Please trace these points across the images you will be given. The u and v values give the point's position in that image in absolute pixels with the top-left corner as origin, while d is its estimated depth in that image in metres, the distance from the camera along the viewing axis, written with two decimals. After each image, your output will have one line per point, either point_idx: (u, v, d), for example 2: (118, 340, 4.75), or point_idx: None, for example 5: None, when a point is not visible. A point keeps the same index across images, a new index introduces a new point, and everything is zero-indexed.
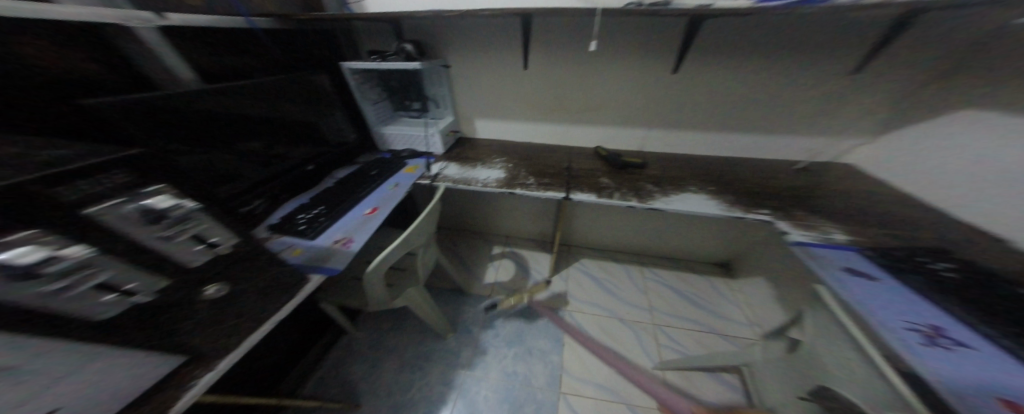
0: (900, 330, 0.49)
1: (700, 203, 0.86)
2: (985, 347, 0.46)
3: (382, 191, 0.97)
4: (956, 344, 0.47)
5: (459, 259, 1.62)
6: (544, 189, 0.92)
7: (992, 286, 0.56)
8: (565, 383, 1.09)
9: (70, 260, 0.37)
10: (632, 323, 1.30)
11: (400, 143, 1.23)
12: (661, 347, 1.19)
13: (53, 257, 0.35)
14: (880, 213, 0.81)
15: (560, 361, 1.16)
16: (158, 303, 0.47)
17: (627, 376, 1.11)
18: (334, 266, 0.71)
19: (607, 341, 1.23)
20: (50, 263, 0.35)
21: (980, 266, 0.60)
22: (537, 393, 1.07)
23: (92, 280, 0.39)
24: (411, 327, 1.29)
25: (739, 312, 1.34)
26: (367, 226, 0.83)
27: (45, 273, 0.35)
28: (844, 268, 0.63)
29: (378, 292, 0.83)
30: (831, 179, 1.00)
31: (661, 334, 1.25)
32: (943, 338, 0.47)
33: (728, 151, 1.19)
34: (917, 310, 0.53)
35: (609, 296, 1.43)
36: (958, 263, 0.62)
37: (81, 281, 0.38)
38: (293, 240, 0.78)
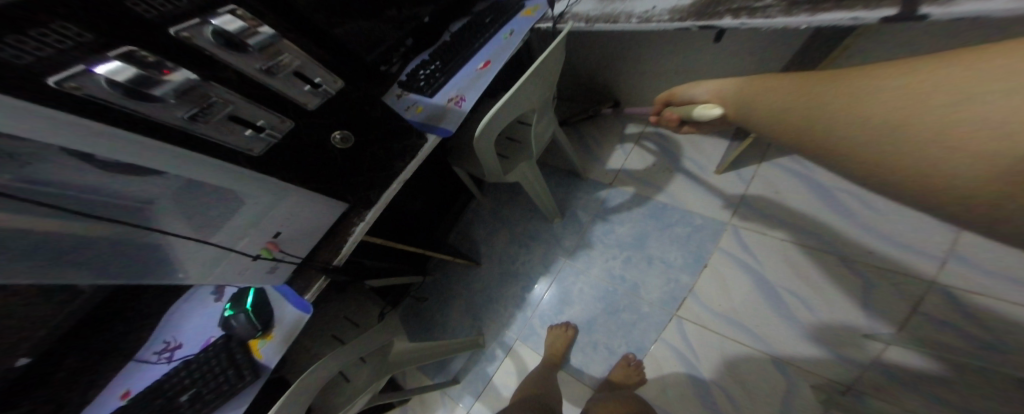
0: None
1: None
2: None
3: (497, 41, 0.75)
4: None
5: (576, 133, 1.28)
6: (806, 14, 0.38)
7: None
8: (687, 307, 0.84)
9: (174, 82, 0.27)
10: (862, 267, 0.73)
11: None
12: (920, 319, 0.65)
13: (158, 78, 0.26)
14: None
15: (692, 285, 0.86)
16: (291, 144, 0.41)
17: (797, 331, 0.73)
18: (448, 129, 0.62)
19: (787, 283, 0.78)
20: (154, 83, 0.25)
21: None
22: (642, 305, 0.88)
23: (223, 110, 0.32)
24: (521, 204, 1.22)
25: None
26: (480, 81, 0.68)
27: (165, 97, 0.27)
28: None
29: (492, 165, 0.70)
30: None
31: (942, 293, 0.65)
32: None
33: None
34: None
35: (836, 221, 0.79)
36: None
37: (207, 109, 0.30)
38: (416, 96, 0.71)
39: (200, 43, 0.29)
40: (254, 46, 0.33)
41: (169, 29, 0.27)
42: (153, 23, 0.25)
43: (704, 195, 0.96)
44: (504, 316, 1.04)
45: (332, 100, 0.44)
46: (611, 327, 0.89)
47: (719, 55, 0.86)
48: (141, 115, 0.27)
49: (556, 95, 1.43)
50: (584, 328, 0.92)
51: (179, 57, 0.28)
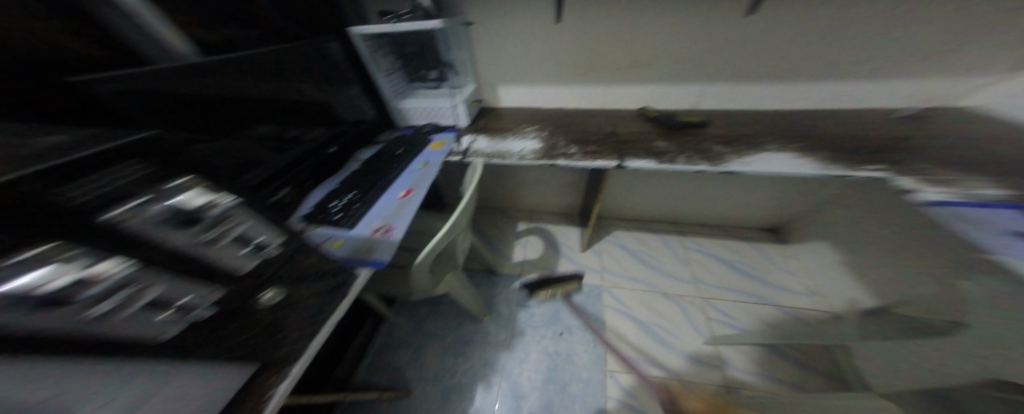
0: None
1: (787, 164, 0.72)
2: None
3: (413, 171, 0.88)
4: None
5: (485, 237, 1.60)
6: (591, 159, 0.81)
7: None
8: (610, 360, 1.07)
9: (79, 277, 0.25)
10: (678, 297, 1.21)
11: (423, 117, 1.13)
12: (711, 323, 1.11)
13: (78, 280, 0.25)
14: (1009, 160, 0.64)
15: (605, 341, 1.12)
16: (217, 317, 0.40)
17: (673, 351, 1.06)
18: (381, 258, 0.60)
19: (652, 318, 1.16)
20: (47, 283, 0.23)
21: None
22: (580, 372, 1.05)
23: (143, 297, 0.31)
24: (448, 312, 1.28)
25: (797, 281, 1.21)
26: (404, 210, 0.74)
27: (56, 298, 0.24)
28: (1009, 233, 0.49)
29: (422, 283, 0.76)
30: (948, 127, 0.80)
31: (709, 307, 1.16)
32: None
33: (803, 103, 0.98)
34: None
35: (652, 270, 1.34)
36: None
37: (131, 299, 0.30)
38: (332, 231, 0.68)
39: (139, 222, 0.30)
40: (206, 218, 0.37)
41: (105, 216, 0.27)
42: (76, 210, 0.25)
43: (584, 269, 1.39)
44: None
45: (269, 261, 0.47)
46: (566, 406, 0.98)
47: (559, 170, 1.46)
48: (45, 331, 0.25)
49: None
50: None
51: (109, 241, 0.28)
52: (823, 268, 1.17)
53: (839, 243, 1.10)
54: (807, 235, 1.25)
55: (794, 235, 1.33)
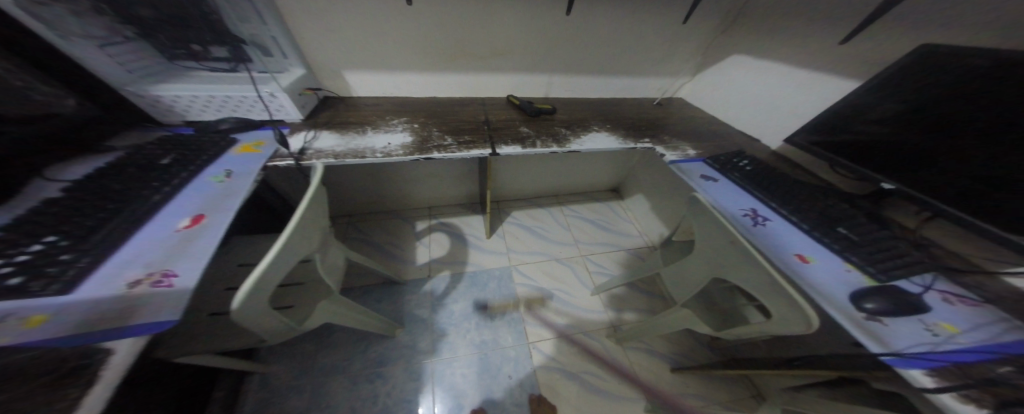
0: (742, 219, 0.72)
1: (604, 141, 0.97)
2: (778, 219, 0.73)
3: (202, 187, 0.62)
4: (766, 220, 0.72)
5: (373, 246, 1.39)
6: (467, 149, 0.81)
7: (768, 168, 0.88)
8: (531, 333, 1.18)
9: None
10: (566, 260, 1.48)
11: (212, 108, 0.78)
12: (592, 275, 1.43)
13: None
14: (700, 130, 1.11)
15: (520, 315, 1.23)
16: None
17: (569, 305, 1.29)
18: (161, 319, 0.41)
19: (553, 284, 1.37)
20: None
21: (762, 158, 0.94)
22: (508, 352, 1.11)
23: None
24: (341, 341, 1.05)
25: (631, 225, 1.71)
26: (195, 244, 0.51)
27: None
28: (702, 177, 0.86)
29: (275, 323, 0.56)
30: (678, 110, 1.30)
31: (589, 263, 1.49)
32: (760, 217, 0.73)
33: (611, 94, 1.33)
34: (743, 199, 0.79)
35: (546, 241, 1.56)
36: (753, 160, 0.91)
37: None
38: (21, 307, 0.40)
39: None
40: None
41: None
42: None
43: (491, 255, 1.45)
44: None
45: None
46: (501, 385, 1.03)
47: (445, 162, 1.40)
48: None
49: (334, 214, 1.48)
50: (488, 404, 0.98)
51: None
52: (643, 211, 1.70)
53: (649, 193, 1.63)
54: (632, 191, 1.78)
55: (625, 191, 1.86)
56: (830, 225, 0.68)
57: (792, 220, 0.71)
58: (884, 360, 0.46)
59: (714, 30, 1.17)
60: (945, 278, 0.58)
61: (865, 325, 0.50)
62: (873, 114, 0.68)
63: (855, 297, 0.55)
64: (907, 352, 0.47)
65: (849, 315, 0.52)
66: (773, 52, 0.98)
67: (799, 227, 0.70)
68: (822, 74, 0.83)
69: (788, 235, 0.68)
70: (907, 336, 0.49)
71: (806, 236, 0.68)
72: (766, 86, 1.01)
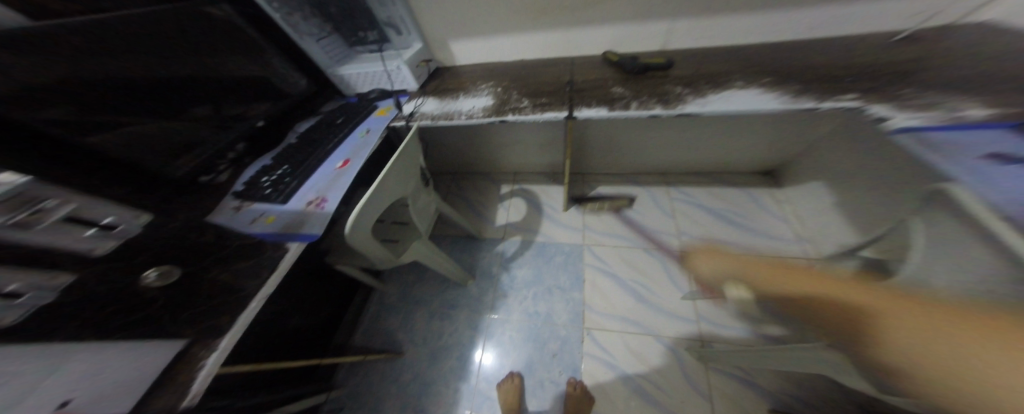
0: None
1: (745, 100, 0.66)
2: None
3: (352, 140, 0.84)
4: None
5: (466, 202, 1.60)
6: (541, 111, 0.74)
7: None
8: (589, 319, 1.08)
9: None
10: (657, 251, 1.22)
11: (366, 83, 1.06)
12: (691, 275, 1.12)
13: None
14: (999, 78, 0.57)
15: (582, 297, 1.14)
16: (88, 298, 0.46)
17: (649, 305, 1.07)
18: (312, 232, 0.61)
19: (630, 274, 1.17)
20: None
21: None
22: (560, 329, 1.07)
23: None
24: (432, 278, 1.31)
25: (783, 231, 1.18)
26: (338, 183, 0.71)
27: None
28: (987, 154, 0.46)
29: (378, 255, 0.73)
30: (939, 46, 0.71)
31: (691, 258, 1.17)
32: None
33: (782, 32, 0.87)
34: None
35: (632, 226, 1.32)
36: None
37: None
38: (268, 206, 0.69)
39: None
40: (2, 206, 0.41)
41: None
42: None
43: (565, 230, 1.37)
44: (448, 395, 1.01)
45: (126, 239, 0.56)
46: (543, 362, 1.02)
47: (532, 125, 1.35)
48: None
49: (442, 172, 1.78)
50: (526, 372, 1.01)
51: None
52: (813, 214, 1.12)
53: (830, 188, 1.05)
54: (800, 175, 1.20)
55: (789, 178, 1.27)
56: None
57: None
58: None
59: None
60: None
61: None
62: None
63: None
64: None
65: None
66: None
67: None
68: None
69: None
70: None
71: None
72: None
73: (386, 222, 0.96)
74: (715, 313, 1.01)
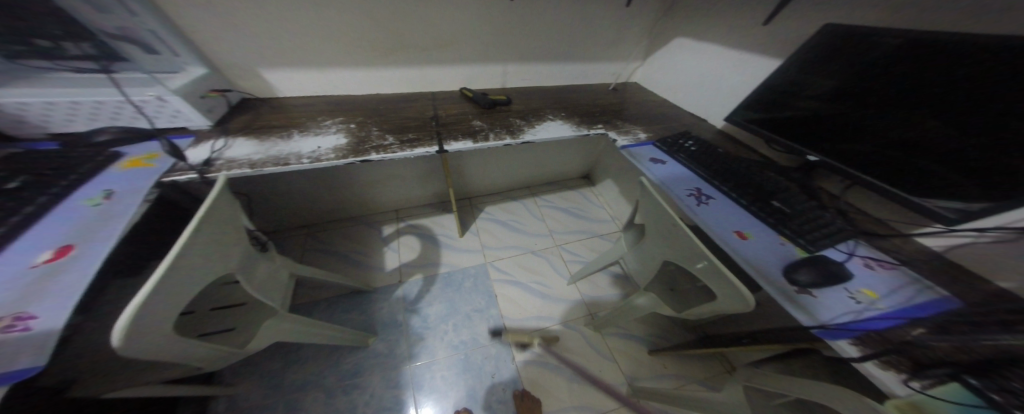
0: (687, 199, 0.69)
1: (558, 129, 0.94)
2: (720, 197, 0.70)
3: (73, 209, 0.50)
4: (709, 197, 0.70)
5: (334, 255, 1.31)
6: (409, 148, 0.75)
7: (710, 149, 0.85)
8: (512, 329, 1.16)
9: None
10: (543, 252, 1.47)
11: (81, 118, 0.63)
12: (568, 264, 1.43)
13: None
14: (654, 113, 1.11)
15: (500, 312, 1.20)
16: None
17: (546, 297, 1.28)
18: (23, 364, 0.33)
19: (529, 277, 1.35)
20: None
21: (712, 134, 0.95)
22: (489, 349, 1.09)
23: None
24: (309, 361, 0.98)
25: (603, 210, 1.74)
26: (61, 280, 0.41)
27: None
28: (651, 160, 0.83)
29: (203, 351, 0.49)
30: (634, 95, 1.28)
31: (564, 252, 1.49)
32: (703, 195, 0.71)
33: (566, 81, 1.30)
34: (688, 179, 0.76)
35: (515, 234, 1.54)
36: (696, 140, 0.89)
37: None
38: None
39: None
40: None
41: None
42: None
43: (466, 253, 1.41)
44: None
45: None
46: (482, 383, 1.01)
47: (407, 161, 1.33)
48: None
49: (287, 226, 1.37)
50: (473, 404, 0.96)
51: None
52: (614, 194, 1.72)
53: (617, 177, 1.66)
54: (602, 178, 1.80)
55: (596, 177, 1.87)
56: (768, 198, 0.67)
57: (733, 197, 0.69)
58: (815, 333, 0.46)
59: (657, 10, 1.14)
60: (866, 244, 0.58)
61: (796, 299, 0.50)
62: (810, 88, 0.66)
63: (788, 269, 0.54)
64: (834, 322, 0.46)
65: (784, 290, 0.51)
66: (709, 31, 0.98)
67: (735, 201, 0.68)
68: (753, 52, 0.84)
69: (728, 213, 0.65)
70: (836, 306, 0.48)
71: (744, 210, 0.66)
72: (706, 66, 1.00)
73: (200, 311, 0.65)
74: (591, 291, 1.33)
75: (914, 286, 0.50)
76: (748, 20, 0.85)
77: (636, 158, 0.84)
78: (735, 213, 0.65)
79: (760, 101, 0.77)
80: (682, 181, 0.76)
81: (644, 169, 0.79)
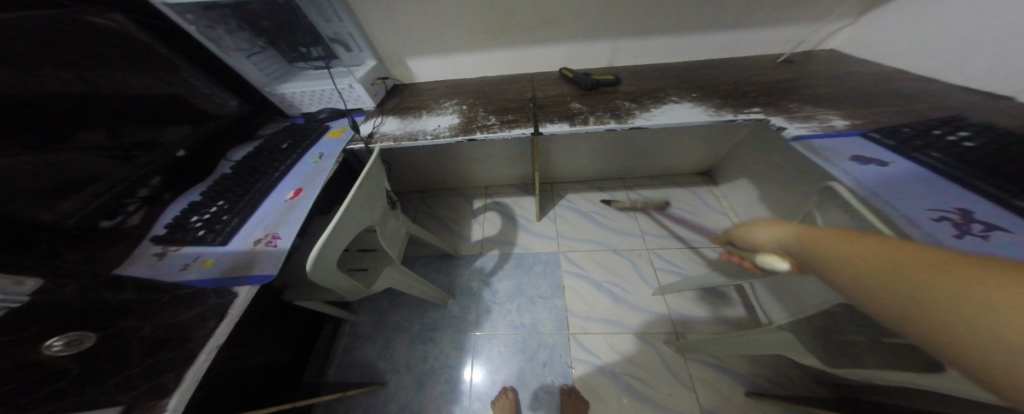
0: (931, 224, 0.43)
1: (686, 112, 0.76)
2: (1021, 229, 0.40)
3: (304, 166, 0.75)
4: (987, 227, 0.41)
5: (437, 220, 1.54)
6: (509, 128, 0.76)
7: (1009, 143, 0.50)
8: (573, 324, 1.10)
9: None
10: (626, 252, 1.30)
11: (313, 102, 0.96)
12: (657, 272, 1.21)
13: None
14: (856, 91, 0.74)
15: (563, 304, 1.16)
16: None
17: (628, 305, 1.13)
18: (266, 272, 0.53)
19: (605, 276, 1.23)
20: None
21: (990, 120, 0.55)
22: (545, 338, 1.08)
23: None
24: (409, 304, 1.22)
25: (725, 218, 1.37)
26: (292, 216, 0.63)
27: None
28: (853, 158, 0.56)
29: (347, 287, 0.66)
30: (815, 68, 0.89)
31: (656, 257, 1.26)
32: (972, 223, 0.42)
33: (704, 53, 1.02)
34: (938, 192, 0.47)
35: (600, 230, 1.41)
36: (975, 128, 0.54)
37: None
38: (202, 248, 0.58)
39: None
40: None
41: None
42: None
43: (541, 239, 1.40)
44: None
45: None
46: (535, 370, 1.00)
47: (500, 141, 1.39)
48: None
49: (409, 191, 1.70)
50: (518, 385, 0.98)
51: None
52: (746, 201, 1.32)
53: (757, 180, 1.25)
54: (734, 176, 1.40)
55: (722, 174, 1.48)
56: None
57: None
58: None
59: None
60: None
61: None
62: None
63: None
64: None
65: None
66: None
67: None
68: None
69: None
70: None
71: None
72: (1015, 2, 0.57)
73: (353, 250, 0.89)
74: (684, 306, 1.09)
75: None
76: None
77: (818, 152, 0.58)
78: None
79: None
80: (916, 195, 0.48)
81: (833, 166, 0.55)
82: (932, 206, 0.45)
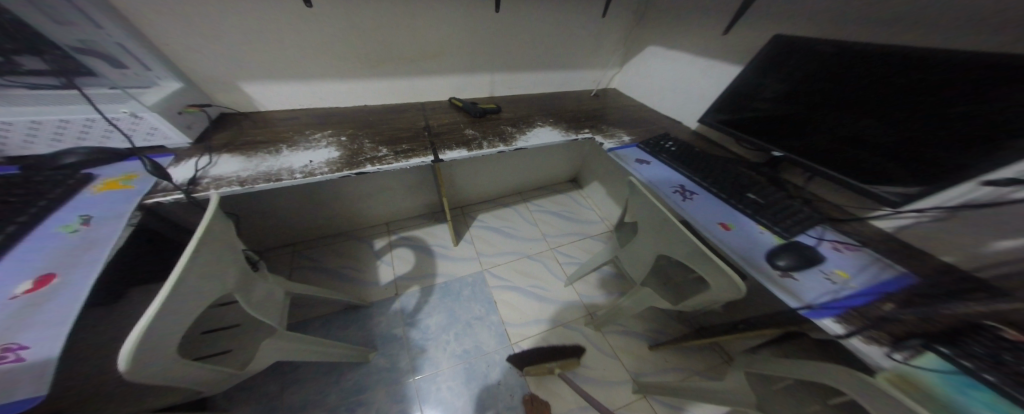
0: (672, 195, 0.75)
1: (548, 134, 0.98)
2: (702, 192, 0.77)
3: (48, 232, 0.48)
4: (693, 194, 0.76)
5: (321, 274, 1.24)
6: (405, 158, 0.74)
7: (688, 149, 0.92)
8: (513, 334, 1.15)
9: None
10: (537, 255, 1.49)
11: (49, 139, 0.57)
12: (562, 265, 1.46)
13: None
14: (634, 117, 1.19)
15: (501, 319, 1.20)
16: None
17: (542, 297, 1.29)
18: (23, 396, 0.34)
19: (524, 281, 1.36)
20: None
21: (689, 136, 1.04)
22: (493, 357, 1.08)
23: None
24: (296, 395, 0.91)
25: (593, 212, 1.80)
26: (47, 308, 0.40)
27: None
28: (636, 160, 0.89)
29: (203, 373, 0.48)
30: (612, 101, 1.36)
31: (559, 254, 1.52)
32: (688, 192, 0.77)
33: (550, 89, 1.35)
34: (672, 178, 0.82)
35: (507, 239, 1.55)
36: (675, 143, 0.96)
37: None
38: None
39: None
40: None
41: None
42: None
43: (456, 262, 1.39)
44: None
45: None
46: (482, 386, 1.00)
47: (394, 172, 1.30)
48: None
49: (266, 248, 1.28)
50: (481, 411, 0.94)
51: None
52: (600, 194, 1.81)
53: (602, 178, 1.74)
54: (589, 180, 1.88)
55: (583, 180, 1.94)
56: (738, 192, 0.74)
57: (713, 191, 0.76)
58: (803, 314, 0.51)
59: (632, 22, 1.23)
60: (832, 229, 0.66)
61: (781, 282, 0.56)
62: (765, 92, 0.75)
63: (770, 256, 0.59)
64: (816, 301, 0.52)
65: (768, 274, 0.57)
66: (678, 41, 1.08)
67: (714, 195, 0.75)
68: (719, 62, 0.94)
69: (710, 207, 0.72)
70: (815, 287, 0.54)
71: (721, 203, 0.73)
72: (679, 72, 1.10)
73: (195, 332, 0.63)
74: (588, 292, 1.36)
75: (876, 265, 0.58)
76: (715, 32, 0.94)
77: (622, 159, 0.90)
78: (715, 206, 0.72)
79: (727, 104, 0.84)
80: (665, 178, 0.82)
81: (631, 168, 0.86)
82: (671, 185, 0.79)
